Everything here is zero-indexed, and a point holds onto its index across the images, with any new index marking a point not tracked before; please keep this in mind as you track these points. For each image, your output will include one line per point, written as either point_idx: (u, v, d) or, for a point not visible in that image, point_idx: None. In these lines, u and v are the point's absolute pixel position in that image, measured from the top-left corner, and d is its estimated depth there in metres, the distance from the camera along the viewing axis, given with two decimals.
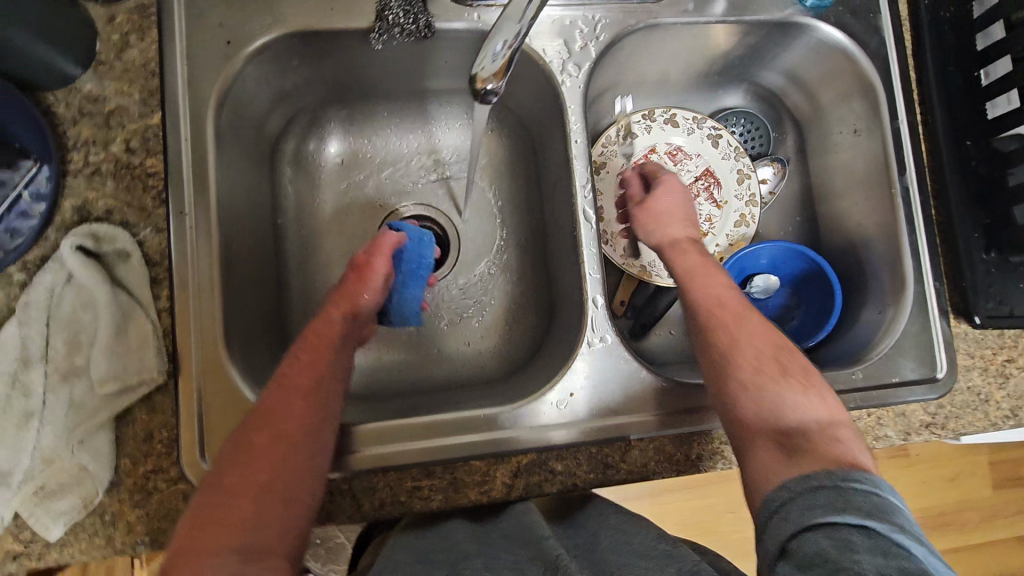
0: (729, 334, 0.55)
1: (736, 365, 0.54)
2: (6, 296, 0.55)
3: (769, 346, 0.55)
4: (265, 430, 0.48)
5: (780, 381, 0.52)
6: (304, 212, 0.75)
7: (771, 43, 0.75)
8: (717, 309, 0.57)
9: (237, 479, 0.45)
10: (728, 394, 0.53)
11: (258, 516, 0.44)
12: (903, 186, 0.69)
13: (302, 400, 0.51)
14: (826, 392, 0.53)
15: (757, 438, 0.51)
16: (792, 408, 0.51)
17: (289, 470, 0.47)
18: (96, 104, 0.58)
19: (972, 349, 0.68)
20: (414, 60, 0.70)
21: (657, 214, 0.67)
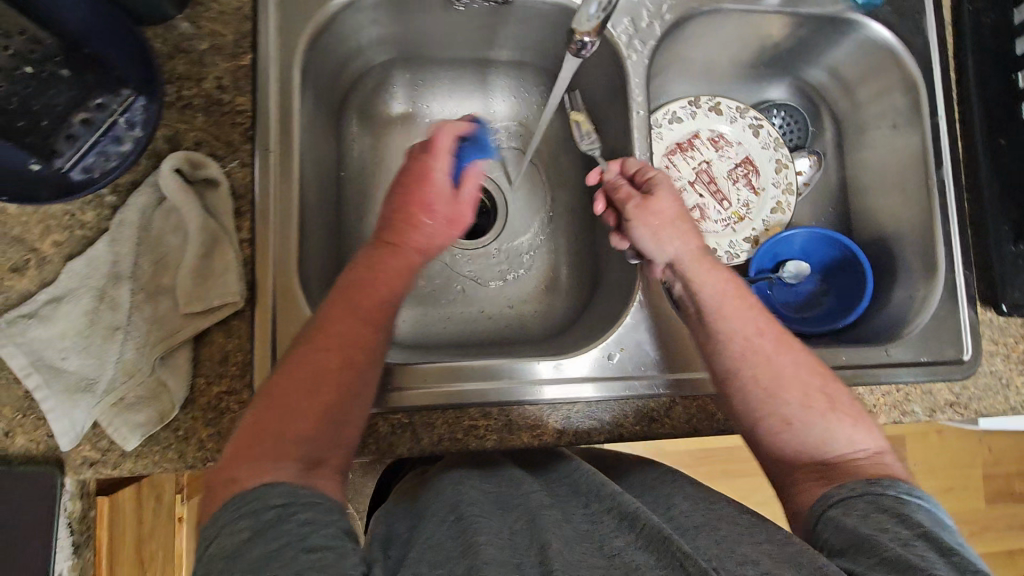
0: (752, 346, 0.57)
1: (764, 381, 0.56)
2: (98, 215, 0.57)
3: (794, 356, 0.57)
4: (326, 352, 0.50)
5: (811, 396, 0.55)
6: (365, 167, 0.78)
7: (820, 37, 0.78)
8: (729, 314, 0.59)
9: (302, 395, 0.48)
10: (761, 414, 0.56)
11: (318, 429, 0.47)
12: (939, 179, 0.73)
13: (368, 330, 0.52)
14: (846, 395, 0.57)
15: (792, 454, 0.55)
16: (825, 422, 0.54)
17: (350, 394, 0.50)
18: (192, 43, 0.61)
19: (996, 336, 0.72)
20: (485, 27, 0.74)
21: (666, 216, 0.63)
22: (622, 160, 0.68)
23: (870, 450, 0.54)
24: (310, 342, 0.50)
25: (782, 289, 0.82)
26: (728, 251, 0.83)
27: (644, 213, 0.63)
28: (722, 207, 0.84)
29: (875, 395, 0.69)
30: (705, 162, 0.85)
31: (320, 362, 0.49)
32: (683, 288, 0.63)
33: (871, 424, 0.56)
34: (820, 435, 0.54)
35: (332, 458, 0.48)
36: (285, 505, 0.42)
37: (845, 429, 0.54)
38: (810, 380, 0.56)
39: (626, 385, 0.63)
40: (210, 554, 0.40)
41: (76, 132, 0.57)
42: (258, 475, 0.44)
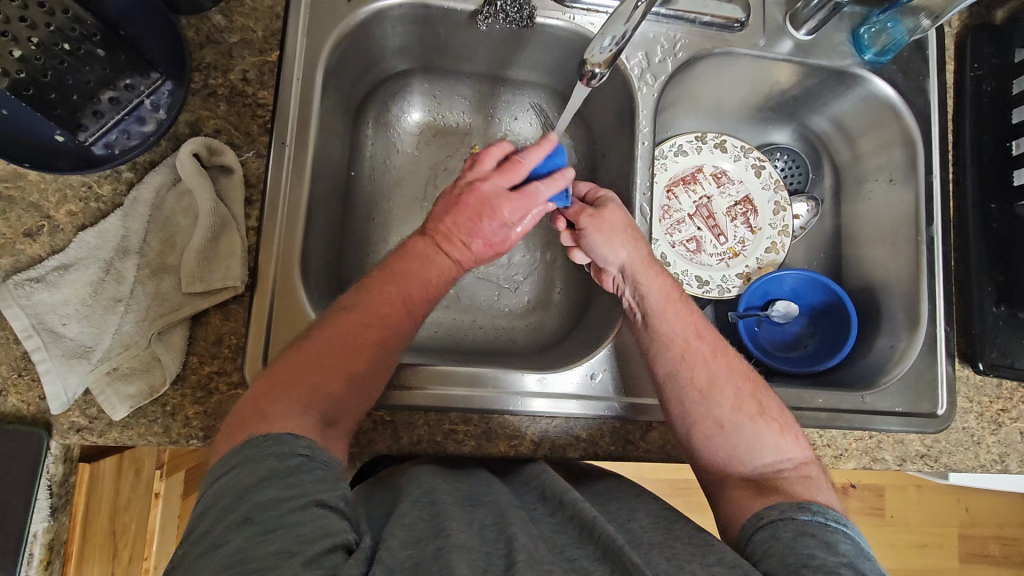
0: (692, 349, 0.61)
1: (701, 383, 0.59)
2: (113, 190, 0.59)
3: (727, 363, 0.61)
4: (371, 329, 0.54)
5: (743, 400, 0.59)
6: (377, 169, 0.81)
7: (826, 89, 0.81)
8: (671, 317, 0.62)
9: (332, 358, 0.52)
10: (698, 415, 0.58)
11: (335, 398, 0.52)
12: (929, 236, 0.75)
13: (404, 316, 0.57)
14: (776, 403, 0.60)
15: (724, 459, 0.57)
16: (754, 426, 0.58)
17: (367, 374, 0.54)
18: (222, 35, 0.64)
19: (971, 394, 0.73)
20: (505, 46, 0.76)
21: (617, 225, 0.66)
22: (575, 183, 0.73)
23: (795, 459, 0.57)
24: (350, 321, 0.54)
25: (768, 326, 0.84)
26: (720, 285, 0.85)
27: (598, 222, 0.66)
28: (718, 242, 0.87)
29: (848, 439, 0.70)
30: (706, 197, 0.88)
31: (361, 340, 0.54)
32: (631, 295, 0.65)
33: (798, 434, 0.59)
34: (749, 440, 0.57)
35: (342, 423, 0.52)
36: (306, 457, 0.46)
37: (773, 438, 0.57)
38: (741, 385, 0.60)
39: (609, 405, 0.65)
40: (227, 482, 0.43)
41: (103, 109, 0.60)
42: (280, 423, 0.47)
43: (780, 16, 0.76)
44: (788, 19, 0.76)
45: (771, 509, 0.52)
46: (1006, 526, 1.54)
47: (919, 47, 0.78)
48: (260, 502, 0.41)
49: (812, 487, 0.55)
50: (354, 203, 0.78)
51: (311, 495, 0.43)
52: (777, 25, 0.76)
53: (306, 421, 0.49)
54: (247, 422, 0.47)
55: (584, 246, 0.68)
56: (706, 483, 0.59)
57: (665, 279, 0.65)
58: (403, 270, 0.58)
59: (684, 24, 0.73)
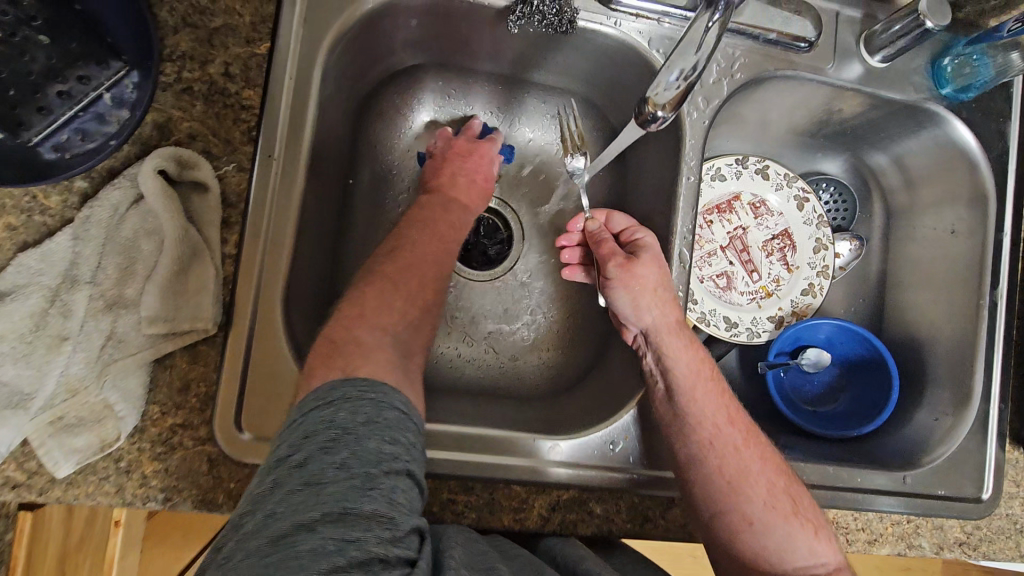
0: (721, 435, 0.56)
1: (729, 474, 0.55)
2: (63, 201, 0.50)
3: (759, 451, 0.56)
4: (429, 248, 0.60)
5: (776, 497, 0.54)
6: (378, 177, 0.71)
7: (894, 123, 0.71)
8: (699, 397, 0.57)
9: (405, 278, 0.57)
10: (724, 509, 0.54)
11: (409, 324, 0.55)
12: (991, 301, 0.68)
13: (448, 234, 0.63)
14: (809, 498, 0.56)
15: (751, 556, 0.54)
16: (787, 526, 0.53)
17: (434, 288, 0.59)
18: (201, 17, 0.53)
19: (1019, 477, 0.67)
20: (535, 47, 0.66)
21: (647, 284, 0.59)
22: (609, 214, 0.67)
23: (827, 564, 0.53)
24: (407, 255, 0.58)
25: (797, 376, 0.77)
26: (750, 328, 0.78)
27: (626, 276, 0.60)
28: (751, 280, 0.79)
29: (884, 523, 0.63)
30: (742, 228, 0.79)
31: (422, 261, 0.59)
32: (654, 363, 0.60)
33: (830, 535, 0.55)
34: (781, 541, 0.53)
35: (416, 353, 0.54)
36: (401, 413, 0.45)
37: (807, 539, 0.53)
38: (775, 480, 0.55)
39: (629, 476, 0.58)
40: (328, 416, 0.43)
41: (51, 103, 0.49)
42: (377, 368, 0.48)
43: (852, 38, 0.66)
44: (862, 40, 0.66)
45: None
46: None
47: (1004, 84, 0.68)
48: (358, 452, 0.40)
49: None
50: (350, 217, 0.68)
51: (403, 462, 0.42)
52: (848, 47, 0.66)
53: (392, 354, 0.51)
54: (346, 354, 0.48)
55: (610, 298, 0.62)
56: None
57: (693, 347, 0.60)
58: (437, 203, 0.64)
59: (746, 39, 0.63)
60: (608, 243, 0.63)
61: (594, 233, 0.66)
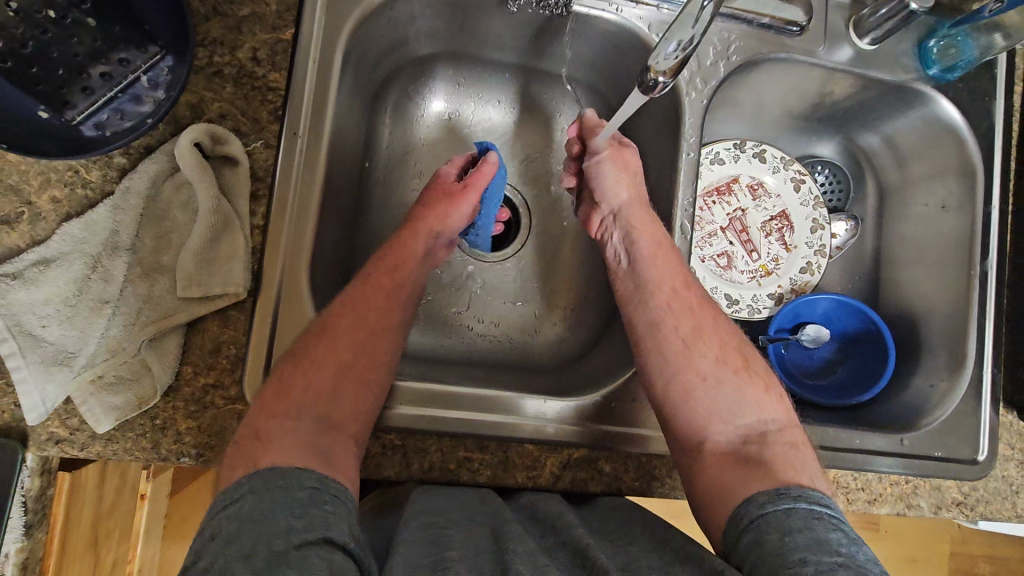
0: (679, 298, 0.62)
1: (685, 334, 0.60)
2: (103, 176, 0.53)
3: (715, 315, 0.62)
4: (356, 329, 0.56)
5: (727, 354, 0.60)
6: (392, 162, 0.74)
7: (883, 105, 0.75)
8: (662, 267, 0.62)
9: (326, 355, 0.54)
10: (679, 366, 0.59)
11: (330, 398, 0.53)
12: (982, 271, 0.71)
13: (385, 302, 0.59)
14: (760, 364, 0.61)
15: (705, 414, 0.57)
16: (737, 382, 0.58)
17: (364, 360, 0.56)
18: (231, 6, 0.57)
19: (1013, 440, 0.69)
20: (541, 35, 0.69)
21: (630, 167, 0.66)
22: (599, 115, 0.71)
23: (778, 421, 0.58)
24: (332, 325, 0.56)
25: (797, 351, 0.80)
26: (750, 305, 0.81)
27: (614, 156, 0.66)
28: (750, 258, 0.82)
29: (883, 483, 0.65)
30: (740, 210, 0.82)
31: (346, 335, 0.56)
32: (619, 239, 0.65)
33: (781, 395, 0.60)
34: (731, 397, 0.58)
35: (348, 426, 0.52)
36: (315, 488, 0.45)
37: (757, 396, 0.58)
38: (727, 340, 0.61)
39: (637, 435, 0.60)
40: (237, 510, 0.42)
41: (93, 84, 0.53)
42: (284, 453, 0.47)
43: (842, 23, 0.69)
44: (850, 25, 0.69)
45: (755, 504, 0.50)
46: (996, 546, 1.54)
47: (987, 65, 0.72)
48: (265, 532, 0.40)
49: (794, 454, 0.55)
50: (367, 198, 0.72)
51: (319, 531, 0.41)
52: (838, 31, 0.69)
53: (305, 440, 0.49)
54: (248, 450, 0.48)
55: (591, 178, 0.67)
56: (678, 444, 0.58)
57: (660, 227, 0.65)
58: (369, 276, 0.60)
59: (740, 24, 0.67)
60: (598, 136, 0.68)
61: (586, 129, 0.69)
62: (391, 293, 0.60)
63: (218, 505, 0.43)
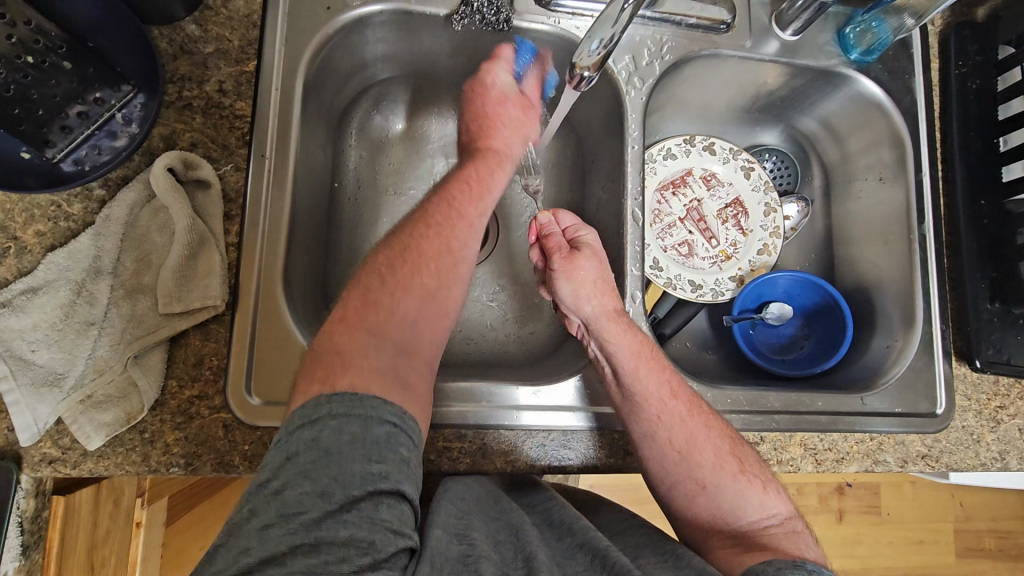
0: (669, 408, 0.59)
1: (679, 442, 0.57)
2: (84, 208, 0.57)
3: (706, 417, 0.60)
4: (437, 258, 0.56)
5: (723, 459, 0.57)
6: (360, 181, 0.78)
7: (814, 89, 0.81)
8: (646, 377, 0.60)
9: (411, 279, 0.53)
10: (676, 476, 0.57)
11: (407, 322, 0.52)
12: (921, 235, 0.74)
13: (463, 227, 0.59)
14: (754, 457, 0.60)
15: (709, 517, 0.56)
16: (735, 484, 0.56)
17: (442, 285, 0.55)
18: (197, 45, 0.62)
19: (969, 391, 0.72)
20: (490, 50, 0.74)
21: (588, 277, 0.62)
22: (555, 212, 0.69)
23: (780, 515, 0.56)
24: (414, 253, 0.55)
25: (763, 329, 0.83)
26: (714, 289, 0.83)
27: (569, 267, 0.62)
28: (710, 245, 0.85)
29: (849, 442, 0.68)
30: (696, 200, 0.86)
31: (430, 262, 0.55)
32: (598, 348, 0.62)
33: (779, 488, 0.58)
34: (731, 499, 0.56)
35: (420, 352, 0.52)
36: (394, 428, 0.43)
37: (756, 494, 0.56)
38: (721, 444, 0.58)
39: (609, 412, 0.64)
40: (312, 435, 0.41)
41: (71, 123, 0.57)
42: (364, 376, 0.46)
43: (765, 17, 0.75)
44: (773, 19, 0.75)
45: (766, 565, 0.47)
46: (1000, 520, 1.54)
47: (903, 45, 0.78)
48: (341, 476, 0.40)
49: (800, 543, 0.54)
50: (339, 215, 0.76)
51: (394, 480, 0.41)
52: (763, 25, 0.75)
53: (382, 359, 0.48)
54: (328, 369, 0.46)
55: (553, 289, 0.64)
56: (689, 541, 0.58)
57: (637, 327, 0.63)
58: (453, 203, 0.60)
59: (671, 26, 0.73)
60: (553, 237, 0.66)
61: (543, 227, 0.68)
62: (466, 223, 0.60)
63: (296, 422, 0.43)
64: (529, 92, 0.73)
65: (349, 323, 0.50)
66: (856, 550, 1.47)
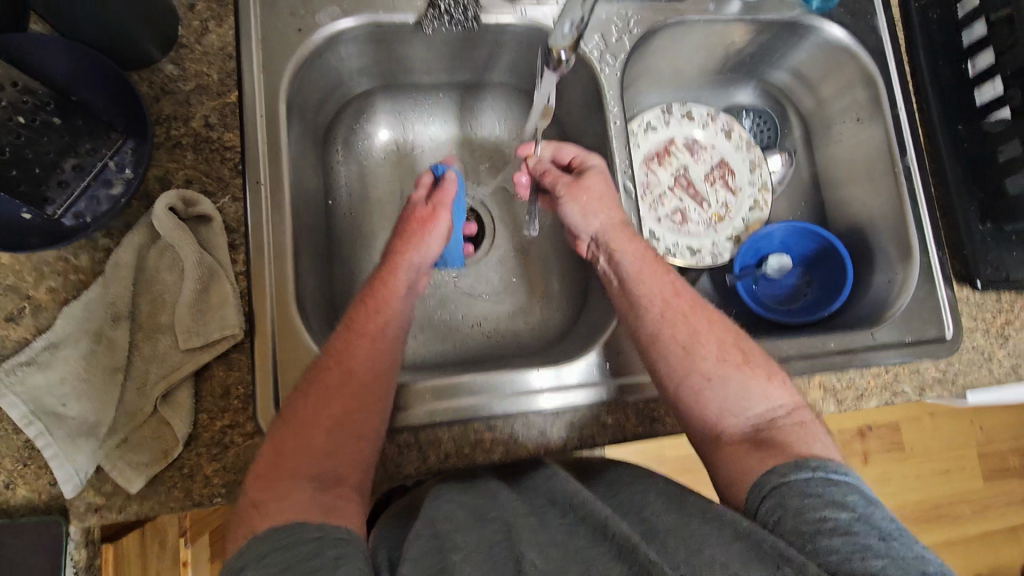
0: (672, 306, 0.62)
1: (683, 339, 0.60)
2: (92, 258, 0.58)
3: (708, 318, 0.62)
4: (346, 386, 0.54)
5: (725, 351, 0.60)
6: (352, 197, 0.79)
7: (780, 41, 0.82)
8: (648, 280, 0.63)
9: (319, 412, 0.53)
10: (683, 373, 0.59)
11: (326, 453, 0.52)
12: (906, 167, 0.76)
13: (369, 346, 0.57)
14: (759, 353, 0.62)
15: (717, 412, 0.58)
16: (739, 375, 0.59)
17: (357, 412, 0.54)
18: (177, 84, 0.64)
19: (974, 312, 0.74)
20: (461, 49, 0.75)
21: (593, 194, 0.66)
22: (557, 145, 0.72)
23: (786, 405, 0.58)
24: (319, 385, 0.54)
25: (765, 282, 0.85)
26: (712, 251, 0.86)
27: (574, 189, 0.67)
28: (702, 210, 0.87)
29: (866, 378, 0.70)
30: (683, 167, 0.88)
31: (341, 393, 0.54)
32: (608, 262, 0.66)
33: (785, 380, 0.60)
34: (737, 391, 0.58)
35: (347, 478, 0.52)
36: (320, 538, 0.44)
37: (762, 385, 0.59)
38: (724, 338, 0.61)
39: (629, 382, 0.64)
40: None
41: (67, 178, 0.58)
42: (285, 511, 0.47)
43: None
44: None
45: (771, 475, 0.52)
46: (1022, 438, 1.56)
47: None
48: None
49: (804, 432, 0.56)
50: (337, 232, 0.77)
51: None
52: None
53: (305, 494, 0.49)
54: (248, 520, 0.47)
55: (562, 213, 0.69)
56: (700, 445, 0.59)
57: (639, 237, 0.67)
58: (358, 326, 0.58)
59: (634, 1, 0.74)
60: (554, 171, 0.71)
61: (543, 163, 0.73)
62: (372, 340, 0.57)
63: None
64: (439, 203, 0.68)
65: (261, 477, 0.50)
66: (886, 489, 1.49)
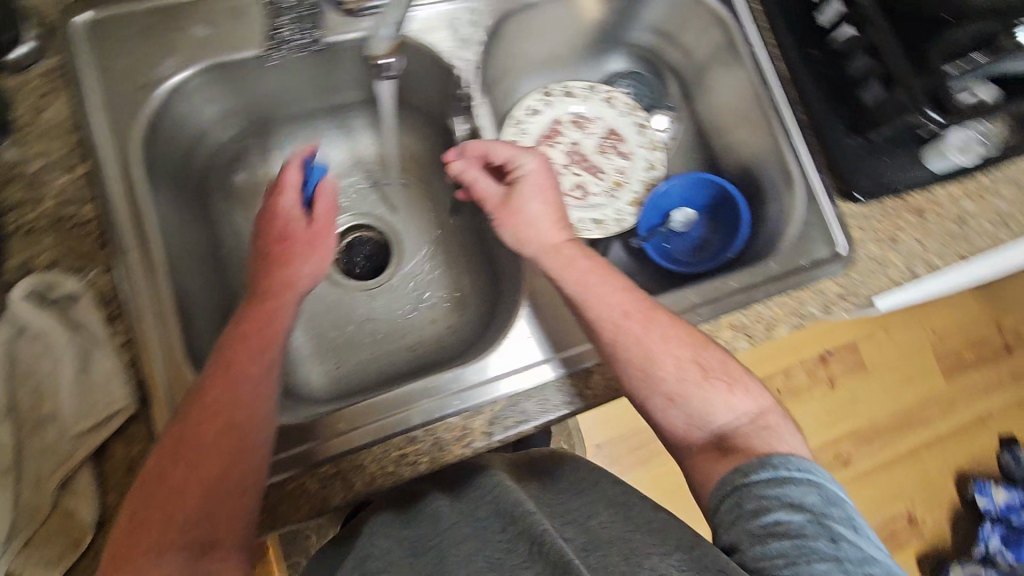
0: (622, 329, 0.59)
1: (639, 361, 0.58)
2: None
3: (667, 329, 0.59)
4: (218, 438, 0.50)
5: (687, 368, 0.58)
6: (243, 242, 0.78)
7: (633, 4, 0.84)
8: (596, 304, 0.60)
9: (188, 470, 0.49)
10: (645, 394, 0.59)
11: (201, 515, 0.48)
12: (772, 99, 0.78)
13: (244, 389, 0.53)
14: (720, 357, 0.60)
15: (682, 426, 0.58)
16: (702, 391, 0.57)
17: (234, 463, 0.50)
18: (19, 168, 0.62)
19: (863, 223, 0.76)
20: (317, 74, 0.74)
21: (523, 213, 0.66)
22: (488, 145, 0.68)
23: (750, 412, 0.57)
24: (190, 440, 0.50)
25: (674, 238, 0.86)
26: (616, 219, 0.86)
27: (507, 211, 0.67)
28: (600, 179, 0.87)
29: (772, 308, 0.72)
30: (574, 143, 0.88)
31: (216, 447, 0.50)
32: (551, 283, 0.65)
33: (750, 386, 0.59)
34: (701, 405, 0.57)
35: (224, 538, 0.48)
36: None
37: (724, 396, 0.57)
38: (682, 351, 0.58)
39: (542, 366, 0.66)
40: None
41: None
42: None
43: None
44: None
45: (736, 473, 0.52)
46: (974, 330, 1.61)
47: None
48: None
49: (768, 435, 0.55)
50: (233, 280, 0.75)
51: None
52: None
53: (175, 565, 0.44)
54: None
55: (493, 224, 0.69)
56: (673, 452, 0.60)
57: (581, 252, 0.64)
58: (229, 369, 0.54)
59: None
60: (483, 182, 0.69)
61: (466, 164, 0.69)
62: (247, 379, 0.53)
63: None
64: (319, 219, 0.67)
65: (121, 555, 0.45)
66: (854, 408, 1.53)
